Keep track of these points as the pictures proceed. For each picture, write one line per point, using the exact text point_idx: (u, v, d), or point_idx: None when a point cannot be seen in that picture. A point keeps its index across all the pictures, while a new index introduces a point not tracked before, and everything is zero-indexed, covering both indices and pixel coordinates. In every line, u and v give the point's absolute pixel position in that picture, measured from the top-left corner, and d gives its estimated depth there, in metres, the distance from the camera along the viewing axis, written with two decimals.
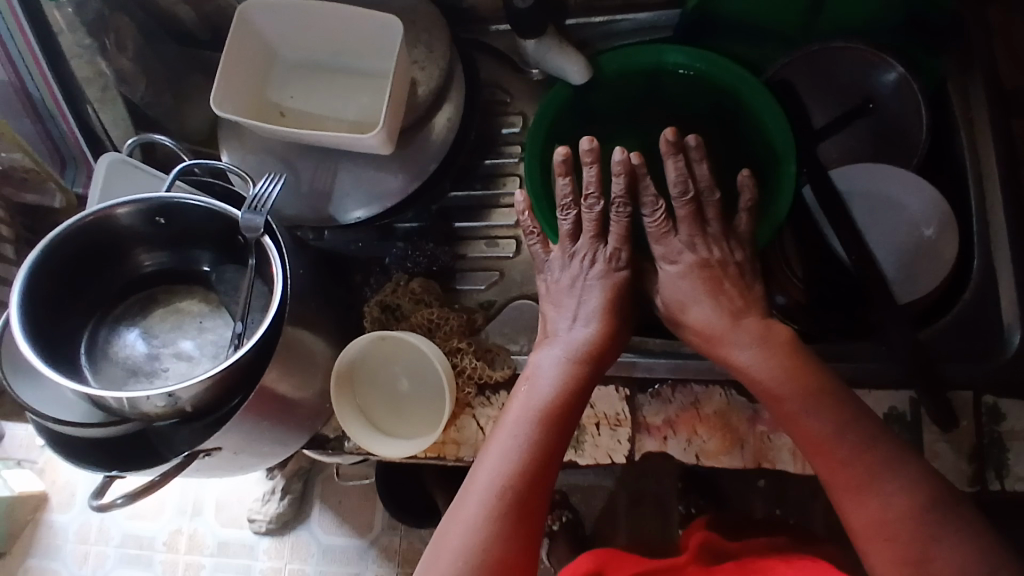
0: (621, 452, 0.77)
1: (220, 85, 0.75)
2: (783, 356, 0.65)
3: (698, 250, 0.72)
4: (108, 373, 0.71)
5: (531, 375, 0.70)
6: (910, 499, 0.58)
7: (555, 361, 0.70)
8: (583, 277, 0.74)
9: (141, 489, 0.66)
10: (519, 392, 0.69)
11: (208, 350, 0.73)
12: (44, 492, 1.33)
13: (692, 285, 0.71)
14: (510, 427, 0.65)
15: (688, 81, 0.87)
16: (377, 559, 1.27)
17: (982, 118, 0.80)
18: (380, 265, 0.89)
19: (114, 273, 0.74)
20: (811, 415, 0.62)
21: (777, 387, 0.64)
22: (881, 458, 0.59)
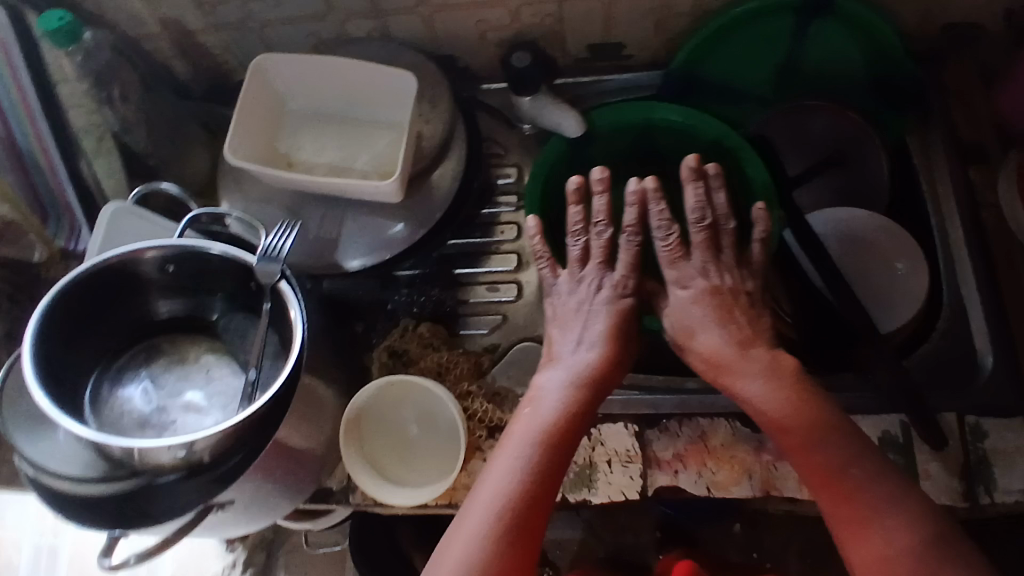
0: (634, 487, 0.78)
1: (235, 131, 0.79)
2: (793, 388, 0.67)
3: (714, 277, 0.76)
4: (114, 422, 0.70)
5: (534, 395, 0.71)
6: (911, 537, 0.58)
7: (560, 383, 0.71)
8: (593, 300, 0.77)
9: (155, 547, 0.66)
10: (524, 411, 0.69)
11: (218, 399, 0.72)
12: None
13: (703, 311, 0.74)
14: (514, 446, 0.66)
15: (674, 135, 0.92)
16: None
17: (939, 166, 0.89)
18: (385, 311, 0.89)
19: (121, 322, 0.73)
20: (819, 445, 0.63)
21: (782, 416, 0.65)
22: (882, 491, 0.61)
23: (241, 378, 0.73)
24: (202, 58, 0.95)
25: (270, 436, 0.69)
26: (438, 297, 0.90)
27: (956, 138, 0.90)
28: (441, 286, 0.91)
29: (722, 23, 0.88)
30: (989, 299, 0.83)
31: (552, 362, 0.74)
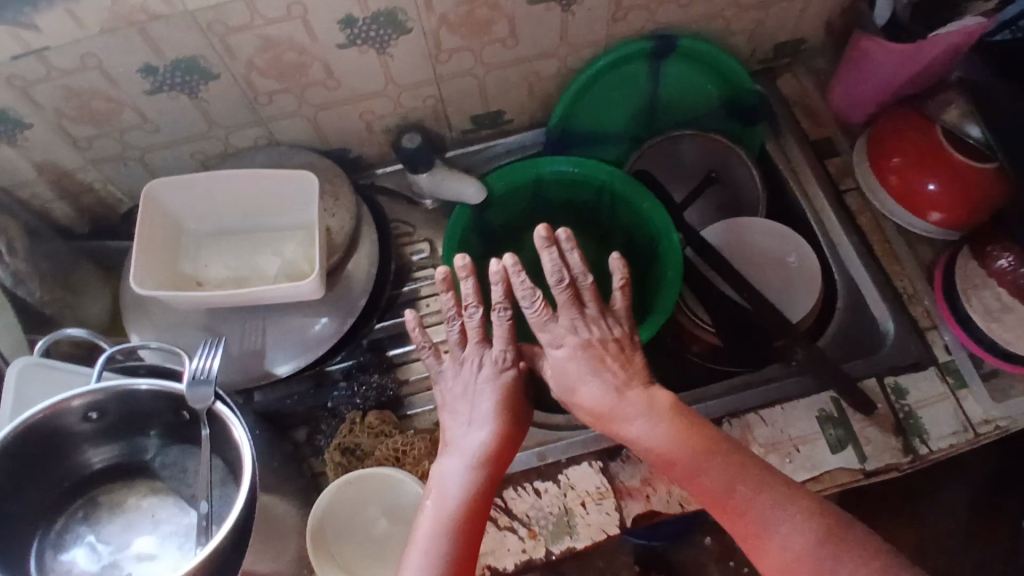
0: (612, 522, 0.79)
1: (138, 262, 0.77)
2: (674, 423, 0.70)
3: (585, 334, 0.76)
4: None
5: (433, 490, 0.70)
6: (804, 535, 0.62)
7: (457, 473, 0.70)
8: (478, 381, 0.76)
9: None
10: (426, 506, 0.69)
11: (173, 541, 0.69)
12: None
13: (580, 366, 0.75)
14: (420, 547, 0.66)
15: (568, 184, 0.99)
16: None
17: (802, 167, 1.00)
18: (326, 411, 0.85)
19: (48, 487, 0.67)
20: (707, 473, 0.67)
21: (671, 455, 0.68)
22: (770, 501, 0.64)
23: (192, 515, 0.70)
24: (83, 196, 0.92)
25: None
26: (378, 386, 0.87)
27: (809, 140, 1.02)
28: (379, 372, 0.88)
29: (588, 78, 0.94)
30: (874, 272, 0.92)
31: (448, 451, 0.73)
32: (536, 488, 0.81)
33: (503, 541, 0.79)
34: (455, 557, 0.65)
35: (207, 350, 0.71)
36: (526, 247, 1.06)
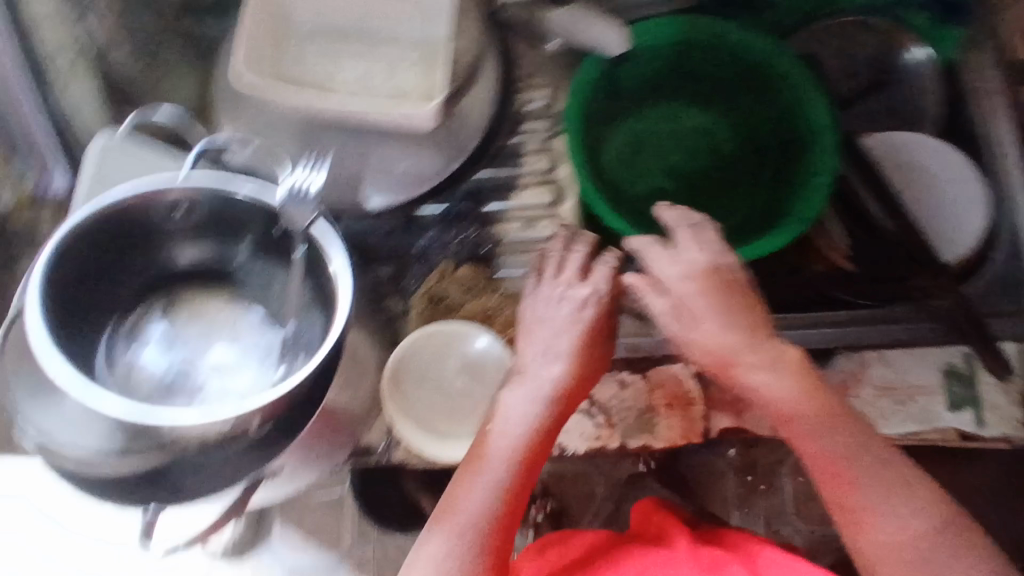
0: (696, 430, 0.75)
1: (241, 51, 0.69)
2: (804, 379, 0.62)
3: (697, 258, 0.68)
4: (135, 391, 0.61)
5: (498, 417, 0.65)
6: (920, 523, 0.55)
7: (529, 408, 0.65)
8: (564, 309, 0.70)
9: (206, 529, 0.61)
10: (487, 433, 0.64)
11: (251, 356, 0.64)
12: None
13: (707, 301, 0.65)
14: (480, 476, 0.61)
15: (721, 53, 0.85)
16: None
17: (997, 88, 0.85)
18: (416, 253, 0.81)
19: (130, 273, 0.64)
20: (819, 439, 0.59)
21: (790, 410, 0.61)
22: (892, 484, 0.56)
23: (275, 334, 0.65)
24: None
25: (315, 406, 0.63)
26: (476, 233, 0.81)
27: None
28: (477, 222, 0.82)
29: None
30: None
31: (523, 376, 0.67)
32: (622, 380, 0.77)
33: (577, 424, 0.75)
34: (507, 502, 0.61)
35: (310, 166, 0.64)
36: (647, 124, 0.95)
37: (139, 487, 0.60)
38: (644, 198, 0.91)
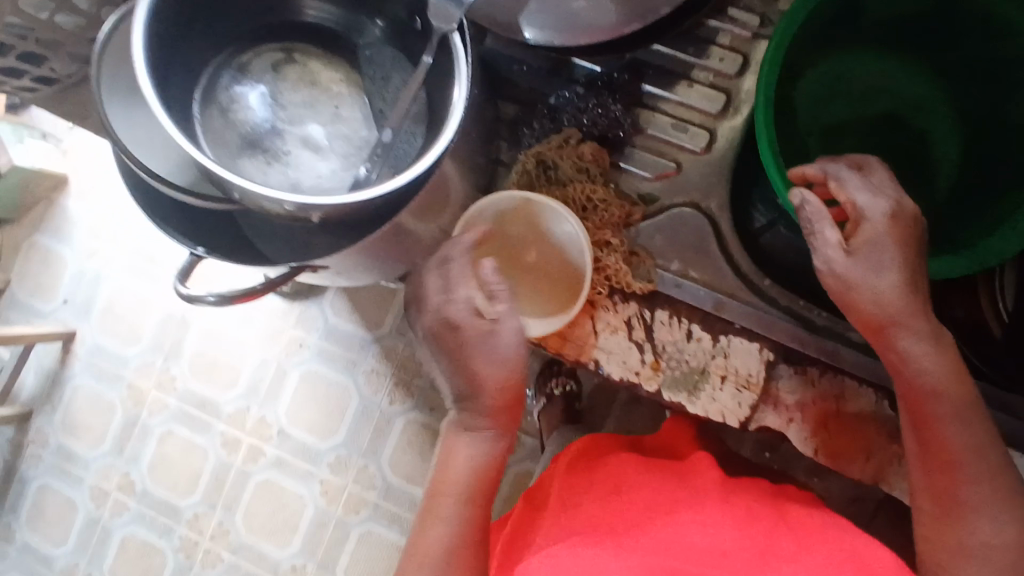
0: (737, 415, 0.69)
1: None
2: (956, 361, 0.58)
3: (900, 197, 0.60)
4: (220, 134, 0.60)
5: (449, 465, 0.65)
6: (1013, 533, 0.55)
7: (474, 458, 0.64)
8: (501, 342, 0.61)
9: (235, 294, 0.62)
10: (448, 471, 0.65)
11: (340, 145, 0.60)
12: (64, 176, 1.38)
13: (894, 249, 0.57)
14: (448, 504, 0.64)
15: (992, 23, 0.68)
16: (377, 356, 1.29)
17: None
18: (547, 108, 0.73)
19: (239, 6, 0.60)
20: (954, 429, 0.57)
21: (930, 398, 0.57)
22: (995, 487, 0.56)
23: (371, 133, 0.61)
24: None
25: (381, 224, 0.60)
26: (615, 114, 0.71)
27: None
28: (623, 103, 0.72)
29: None
30: None
31: (469, 429, 0.64)
32: (689, 332, 0.70)
33: (624, 351, 0.71)
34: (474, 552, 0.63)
35: None
36: (860, 78, 0.81)
37: (200, 230, 0.63)
38: (813, 160, 0.79)
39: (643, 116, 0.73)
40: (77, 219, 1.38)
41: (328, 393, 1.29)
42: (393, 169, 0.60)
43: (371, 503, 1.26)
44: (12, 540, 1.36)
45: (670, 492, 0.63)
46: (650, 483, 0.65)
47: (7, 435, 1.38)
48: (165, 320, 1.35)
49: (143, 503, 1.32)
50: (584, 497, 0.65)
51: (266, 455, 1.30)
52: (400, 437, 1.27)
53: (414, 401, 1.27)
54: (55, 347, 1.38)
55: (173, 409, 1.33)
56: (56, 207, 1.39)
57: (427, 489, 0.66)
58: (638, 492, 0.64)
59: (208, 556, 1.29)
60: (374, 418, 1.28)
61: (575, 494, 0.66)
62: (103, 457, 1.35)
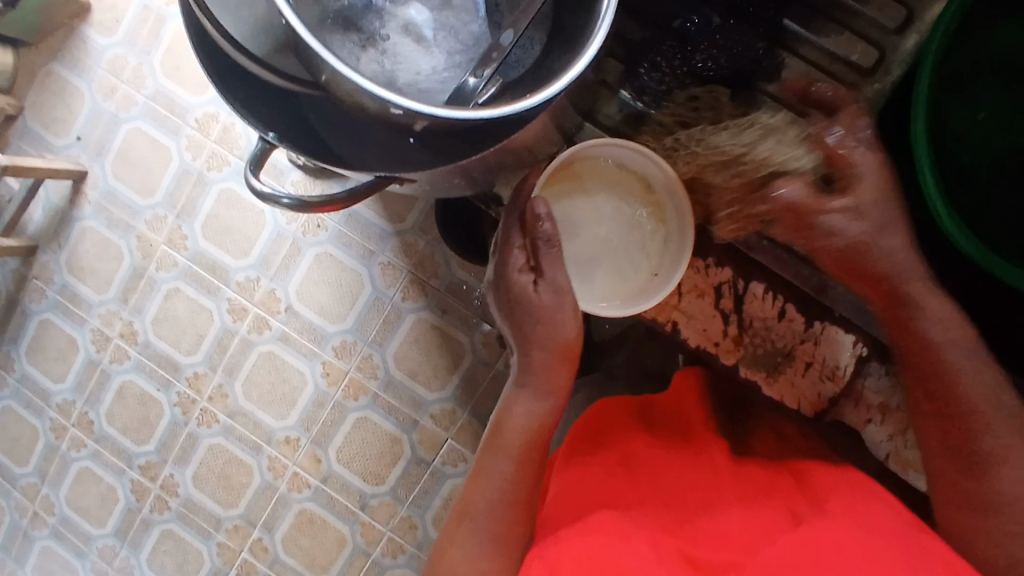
0: (816, 405, 0.65)
1: None
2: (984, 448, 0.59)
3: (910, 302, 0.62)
4: (306, 2, 0.50)
5: (507, 421, 0.68)
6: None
7: (530, 415, 0.68)
8: (559, 305, 0.66)
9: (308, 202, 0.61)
10: (492, 429, 0.70)
11: (446, 40, 0.51)
12: (87, 2, 1.26)
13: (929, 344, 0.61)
14: (497, 455, 0.67)
15: None
16: (396, 250, 1.23)
17: None
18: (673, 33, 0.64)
19: None
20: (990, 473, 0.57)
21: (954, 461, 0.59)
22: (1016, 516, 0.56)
23: (482, 29, 0.52)
24: None
25: (485, 147, 0.52)
26: (747, 54, 0.64)
27: None
28: (759, 37, 0.64)
29: None
30: None
31: (527, 385, 0.69)
32: (783, 312, 0.65)
33: (705, 318, 0.66)
34: (519, 509, 0.66)
35: None
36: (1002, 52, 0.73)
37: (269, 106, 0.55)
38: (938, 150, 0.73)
39: (781, 58, 0.65)
40: (97, 54, 1.27)
41: (340, 278, 1.23)
42: (503, 75, 0.52)
43: (370, 392, 1.24)
44: (12, 369, 1.34)
45: (694, 498, 0.65)
46: (676, 480, 0.67)
47: (11, 266, 1.34)
48: (180, 176, 1.26)
49: (144, 355, 1.30)
50: (602, 484, 0.67)
51: (272, 327, 1.26)
52: (408, 332, 1.23)
53: (428, 301, 1.23)
54: (65, 184, 1.31)
55: (182, 267, 1.28)
56: (76, 36, 1.28)
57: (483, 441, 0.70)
58: (665, 494, 0.66)
59: (205, 415, 1.28)
60: (384, 310, 1.23)
61: (589, 481, 0.68)
62: (106, 304, 1.31)
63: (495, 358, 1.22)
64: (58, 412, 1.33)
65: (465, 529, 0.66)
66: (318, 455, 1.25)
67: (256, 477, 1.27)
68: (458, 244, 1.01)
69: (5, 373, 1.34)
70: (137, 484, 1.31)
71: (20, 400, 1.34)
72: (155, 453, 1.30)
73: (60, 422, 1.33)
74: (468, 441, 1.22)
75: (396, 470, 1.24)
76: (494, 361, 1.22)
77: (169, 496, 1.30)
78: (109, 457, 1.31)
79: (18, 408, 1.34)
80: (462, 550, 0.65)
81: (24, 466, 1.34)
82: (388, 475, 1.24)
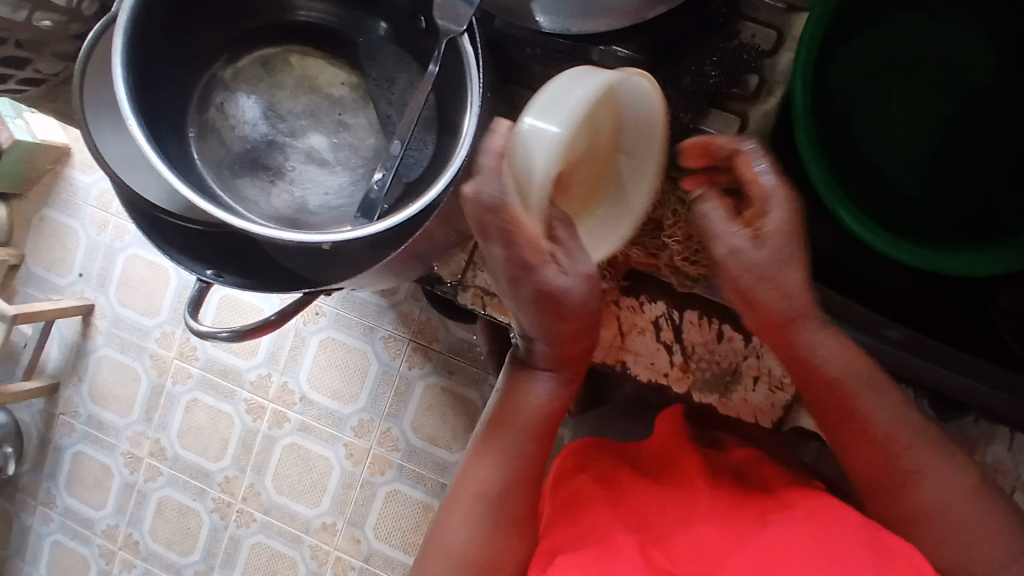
0: (771, 415, 0.68)
1: None
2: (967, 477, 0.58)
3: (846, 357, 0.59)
4: (218, 154, 0.56)
5: (517, 404, 0.64)
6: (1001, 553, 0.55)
7: (544, 403, 0.64)
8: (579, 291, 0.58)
9: (249, 330, 0.69)
10: (500, 414, 0.65)
11: (346, 157, 0.57)
12: (68, 148, 1.36)
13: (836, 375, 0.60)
14: (507, 440, 0.64)
15: None
16: (394, 322, 1.28)
17: None
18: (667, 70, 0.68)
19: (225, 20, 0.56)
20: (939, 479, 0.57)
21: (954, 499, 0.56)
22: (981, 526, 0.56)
23: (378, 140, 0.57)
24: None
25: (407, 242, 0.58)
26: (708, 78, 0.68)
27: None
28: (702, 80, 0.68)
29: None
30: None
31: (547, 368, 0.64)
32: (722, 332, 0.68)
33: (651, 352, 0.69)
34: (520, 496, 0.63)
35: None
36: (905, 51, 0.72)
37: (204, 252, 0.62)
38: (864, 159, 0.72)
39: (713, 115, 0.68)
40: (85, 193, 1.36)
41: (347, 358, 1.29)
42: (404, 176, 0.57)
43: (395, 464, 1.27)
44: (56, 504, 1.40)
45: (675, 517, 0.62)
46: (658, 500, 0.64)
47: (40, 407, 1.41)
48: (179, 290, 1.34)
49: (175, 468, 1.35)
50: (595, 509, 0.63)
51: (291, 419, 1.30)
52: (420, 399, 1.27)
53: (433, 364, 1.27)
54: (76, 319, 1.38)
55: (196, 377, 1.34)
56: (63, 180, 1.37)
57: (485, 424, 0.66)
58: (653, 517, 0.63)
59: (242, 516, 1.32)
60: (394, 381, 1.28)
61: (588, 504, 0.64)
62: (133, 426, 1.37)
63: None
64: (104, 538, 1.37)
65: (475, 511, 0.62)
66: (357, 535, 1.28)
67: (301, 568, 1.29)
68: (446, 310, 1.06)
69: (50, 508, 1.40)
70: None
71: (67, 532, 1.39)
72: (202, 561, 1.34)
73: (108, 547, 1.37)
74: None
75: None
76: None
77: None
78: (159, 573, 1.35)
79: (67, 540, 1.39)
80: (455, 524, 0.62)
81: None
82: None
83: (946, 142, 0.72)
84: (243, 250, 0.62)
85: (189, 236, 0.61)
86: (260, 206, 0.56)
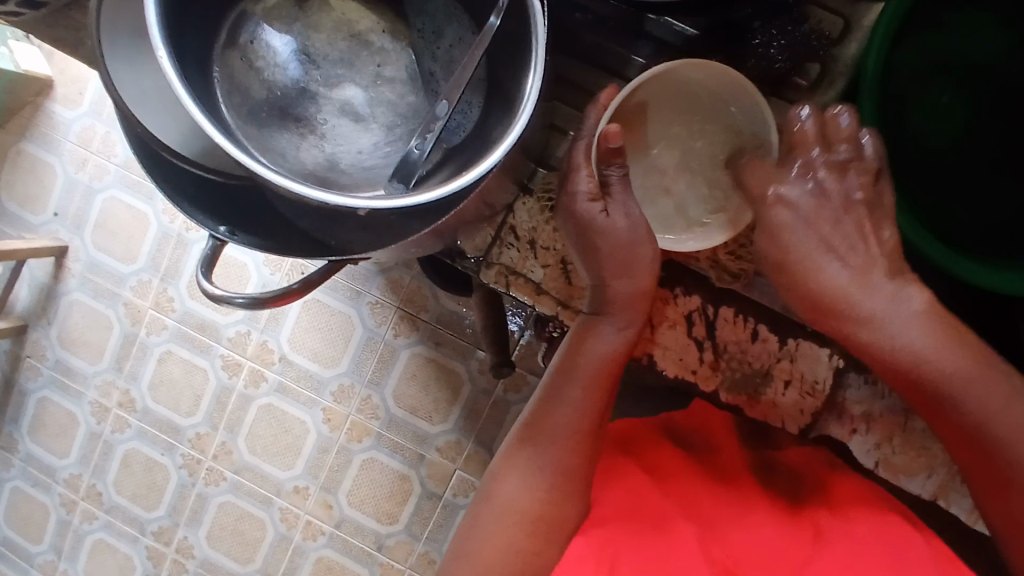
0: (799, 422, 0.66)
1: None
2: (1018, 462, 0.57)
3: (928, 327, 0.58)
4: (242, 97, 0.51)
5: (583, 346, 0.62)
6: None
7: (610, 347, 0.62)
8: (633, 233, 0.60)
9: (265, 297, 0.64)
10: (568, 356, 0.63)
11: (384, 113, 0.52)
12: (51, 80, 1.26)
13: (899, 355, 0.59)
14: (575, 381, 0.62)
15: None
16: (383, 287, 1.23)
17: None
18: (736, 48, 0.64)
19: None
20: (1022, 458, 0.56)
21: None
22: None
23: (419, 98, 0.52)
24: None
25: (443, 214, 0.53)
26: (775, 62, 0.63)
27: None
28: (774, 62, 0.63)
29: None
30: None
31: (612, 313, 0.62)
32: (756, 332, 0.65)
33: (680, 348, 0.66)
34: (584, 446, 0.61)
35: None
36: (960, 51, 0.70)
37: (218, 205, 0.57)
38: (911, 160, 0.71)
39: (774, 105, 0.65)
40: (66, 128, 1.27)
41: (330, 322, 1.23)
42: (445, 141, 0.53)
43: (373, 432, 1.23)
44: (17, 449, 1.33)
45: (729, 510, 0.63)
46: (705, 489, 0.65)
47: (4, 348, 1.34)
48: (160, 240, 1.26)
49: (144, 421, 1.29)
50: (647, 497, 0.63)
51: (269, 379, 1.25)
52: (404, 368, 1.23)
53: (420, 334, 1.22)
54: (48, 260, 1.30)
55: (172, 329, 1.28)
56: (42, 113, 1.28)
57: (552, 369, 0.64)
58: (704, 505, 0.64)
59: (211, 474, 1.28)
60: (378, 349, 1.23)
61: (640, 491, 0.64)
62: (102, 373, 1.30)
63: (494, 385, 1.21)
64: (66, 487, 1.32)
65: (525, 455, 0.62)
66: (329, 501, 1.24)
67: (269, 530, 1.26)
68: (441, 280, 0.98)
69: (10, 453, 1.34)
70: (153, 549, 1.30)
71: (28, 479, 1.33)
72: (167, 517, 1.29)
73: (70, 496, 1.32)
74: (476, 470, 1.21)
75: (408, 507, 1.23)
76: (493, 388, 1.21)
77: (185, 557, 1.29)
78: (122, 527, 1.31)
79: (27, 488, 1.33)
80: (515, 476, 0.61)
81: (39, 544, 1.33)
82: (401, 514, 1.23)
83: (995, 147, 0.71)
84: (258, 207, 0.57)
85: (203, 186, 0.56)
86: (288, 159, 0.51)
